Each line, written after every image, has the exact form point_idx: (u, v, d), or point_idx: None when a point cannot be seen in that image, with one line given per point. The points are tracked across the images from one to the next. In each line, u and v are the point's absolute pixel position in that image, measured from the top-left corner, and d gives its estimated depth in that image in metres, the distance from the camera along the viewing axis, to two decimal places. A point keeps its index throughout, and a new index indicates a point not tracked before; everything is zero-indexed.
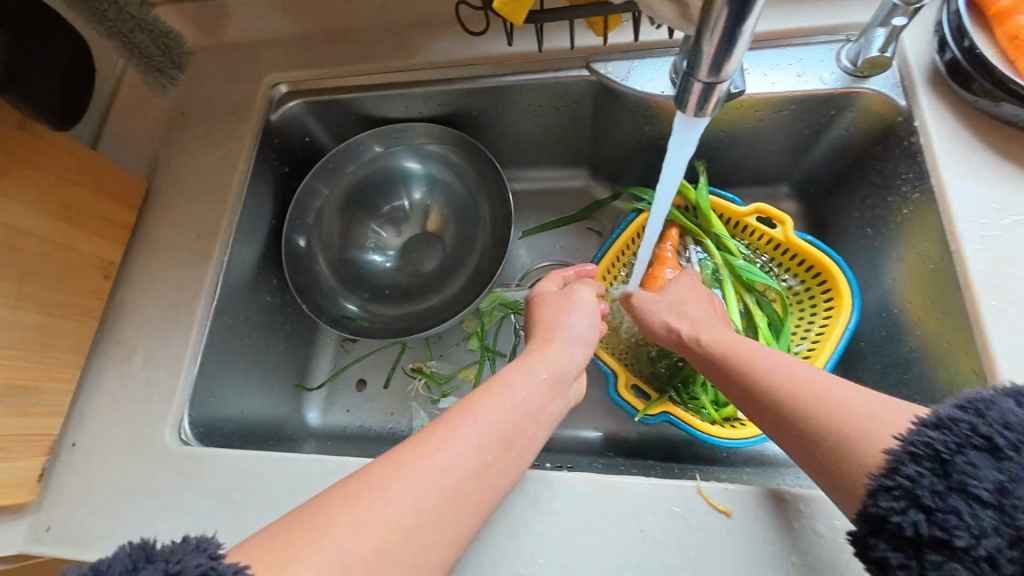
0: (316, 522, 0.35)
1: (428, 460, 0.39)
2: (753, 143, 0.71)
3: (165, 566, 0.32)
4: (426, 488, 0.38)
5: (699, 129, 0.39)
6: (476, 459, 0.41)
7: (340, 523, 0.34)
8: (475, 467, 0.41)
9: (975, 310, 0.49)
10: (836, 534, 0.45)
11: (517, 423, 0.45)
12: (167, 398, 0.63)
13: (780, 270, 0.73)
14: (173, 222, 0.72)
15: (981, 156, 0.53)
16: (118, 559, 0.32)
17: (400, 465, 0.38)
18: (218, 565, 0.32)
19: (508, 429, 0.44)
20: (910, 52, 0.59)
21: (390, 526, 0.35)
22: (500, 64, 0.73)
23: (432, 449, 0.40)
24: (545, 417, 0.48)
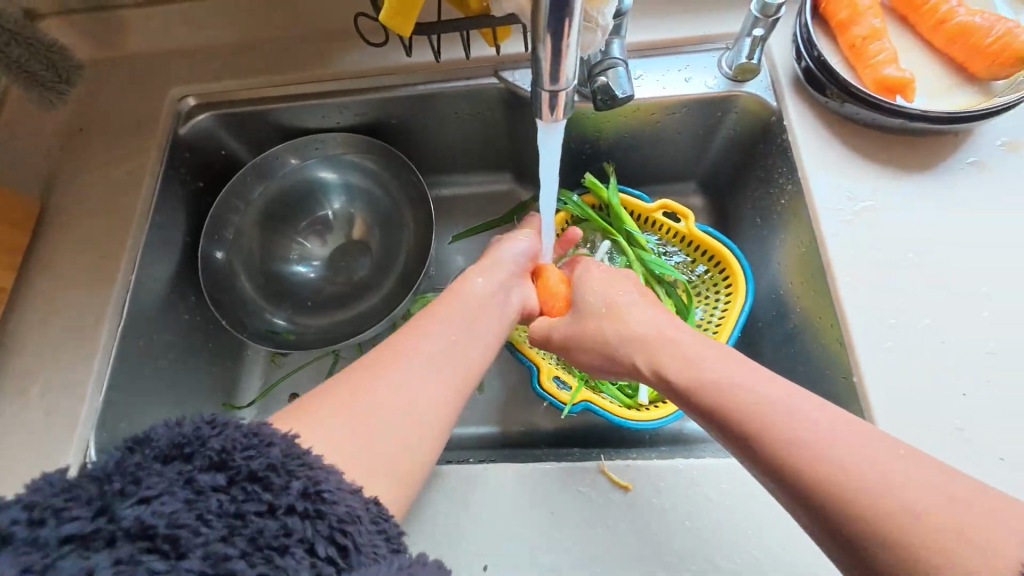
0: (314, 403, 0.41)
1: (394, 357, 0.47)
2: (655, 143, 0.76)
3: (202, 416, 0.36)
4: (398, 374, 0.46)
5: (559, 133, 0.45)
6: (441, 345, 0.50)
7: (335, 405, 0.42)
8: (438, 350, 0.49)
9: (834, 287, 0.55)
10: (724, 497, 0.49)
11: (474, 321, 0.55)
12: (70, 426, 0.60)
13: (687, 261, 0.78)
14: (72, 243, 0.68)
15: (837, 149, 0.60)
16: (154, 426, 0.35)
17: (375, 360, 0.46)
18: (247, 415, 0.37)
19: (467, 325, 0.54)
20: (776, 59, 0.66)
21: (379, 406, 0.43)
22: (411, 74, 0.75)
23: (397, 350, 0.48)
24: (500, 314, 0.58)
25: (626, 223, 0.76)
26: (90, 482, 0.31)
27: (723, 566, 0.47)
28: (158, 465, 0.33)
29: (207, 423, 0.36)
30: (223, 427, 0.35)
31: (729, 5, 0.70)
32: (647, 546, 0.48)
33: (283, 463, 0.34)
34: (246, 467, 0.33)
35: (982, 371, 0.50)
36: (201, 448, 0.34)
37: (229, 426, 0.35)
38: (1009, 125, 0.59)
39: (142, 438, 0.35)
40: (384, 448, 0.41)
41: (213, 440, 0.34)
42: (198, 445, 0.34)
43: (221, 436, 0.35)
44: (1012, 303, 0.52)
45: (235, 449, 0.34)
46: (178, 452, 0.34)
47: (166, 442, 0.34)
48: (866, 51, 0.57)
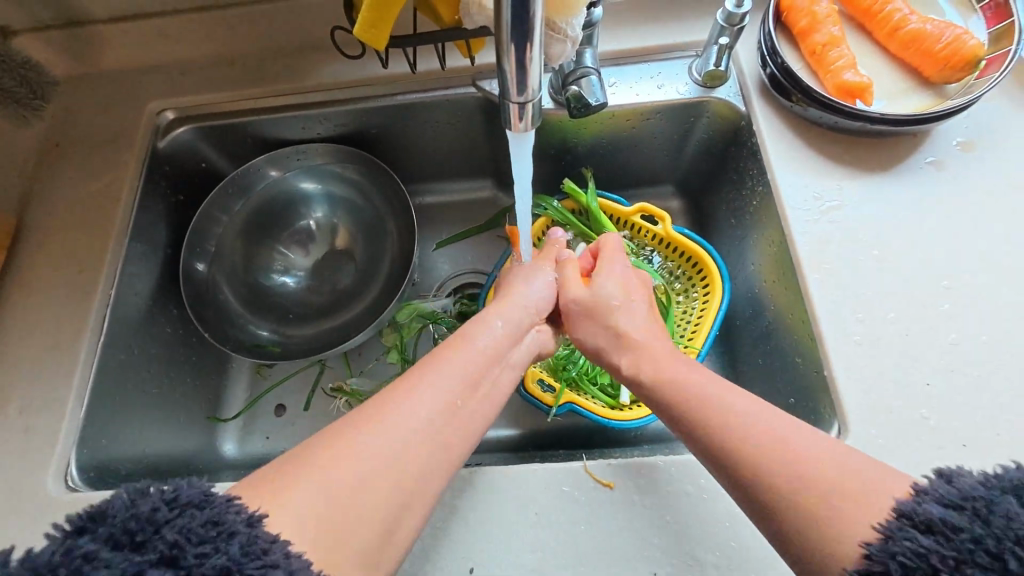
0: (297, 472, 0.40)
1: (383, 418, 0.43)
2: (632, 148, 0.78)
3: (161, 496, 0.35)
4: (385, 444, 0.42)
5: (530, 141, 0.46)
6: (436, 409, 0.45)
7: (310, 474, 0.39)
8: (434, 416, 0.45)
9: (804, 284, 0.57)
10: (703, 491, 0.50)
11: (472, 377, 0.49)
12: (49, 444, 0.59)
13: (666, 263, 0.79)
14: (50, 259, 0.68)
15: (803, 152, 0.63)
16: (108, 506, 0.34)
17: (368, 421, 0.43)
18: (211, 494, 0.36)
19: (464, 382, 0.48)
20: (743, 65, 0.68)
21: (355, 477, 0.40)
22: (390, 84, 0.76)
23: (387, 409, 0.44)
24: (503, 364, 0.53)
25: (605, 226, 0.78)
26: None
27: (705, 558, 0.48)
28: (106, 555, 0.32)
29: (165, 505, 0.35)
30: (183, 513, 0.34)
31: (697, 14, 0.72)
32: (630, 542, 0.49)
33: (240, 562, 0.33)
34: (201, 564, 0.32)
35: (945, 360, 0.52)
36: (154, 537, 0.33)
37: (189, 511, 0.35)
38: (964, 125, 0.62)
39: (95, 516, 0.34)
40: (349, 526, 0.38)
41: (168, 528, 0.34)
42: (152, 532, 0.33)
43: (178, 525, 0.34)
44: (971, 295, 0.55)
45: (194, 540, 0.33)
46: (129, 540, 0.33)
47: (117, 526, 0.33)
48: (826, 57, 0.60)
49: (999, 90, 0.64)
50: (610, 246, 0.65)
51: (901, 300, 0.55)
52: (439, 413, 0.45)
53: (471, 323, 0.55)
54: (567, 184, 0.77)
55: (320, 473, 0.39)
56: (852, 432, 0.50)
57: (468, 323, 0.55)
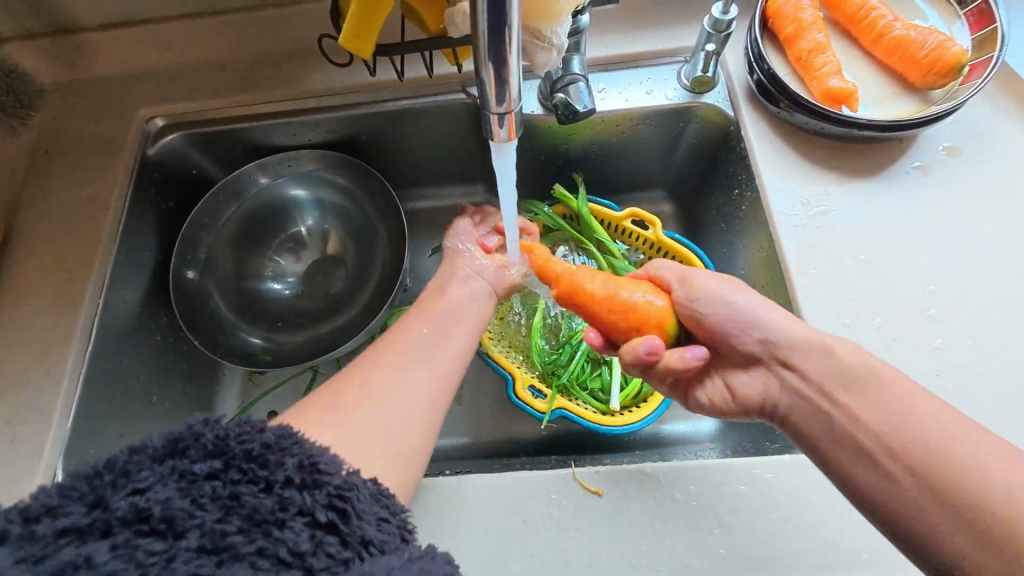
0: (318, 406, 0.46)
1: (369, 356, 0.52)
2: (622, 153, 0.78)
3: (191, 415, 0.37)
4: (385, 366, 0.50)
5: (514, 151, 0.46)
6: (419, 339, 0.54)
7: (324, 403, 0.46)
8: (417, 341, 0.54)
9: (792, 289, 0.57)
10: (691, 499, 0.50)
11: (446, 317, 0.59)
12: (36, 453, 0.59)
13: None
14: (37, 267, 0.68)
15: (790, 157, 0.63)
16: (146, 429, 0.36)
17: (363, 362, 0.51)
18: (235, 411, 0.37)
19: (438, 320, 0.58)
20: (731, 71, 0.68)
21: (365, 395, 0.47)
22: (380, 91, 0.76)
23: (375, 351, 0.53)
24: (475, 302, 0.63)
25: (595, 231, 0.78)
26: (83, 485, 0.32)
27: (692, 566, 0.48)
28: (154, 463, 0.34)
29: (198, 418, 0.36)
30: (214, 422, 0.36)
31: (685, 20, 0.72)
32: (617, 551, 0.49)
33: (277, 442, 0.36)
34: (240, 457, 0.34)
35: (932, 366, 0.52)
36: (192, 444, 0.35)
37: (218, 421, 0.36)
38: (949, 130, 0.62)
39: (135, 439, 0.35)
40: (376, 432, 0.45)
41: (204, 434, 0.35)
42: (190, 441, 0.35)
43: (212, 430, 0.35)
44: (957, 299, 0.55)
45: (234, 439, 0.35)
46: (173, 449, 0.34)
47: (161, 441, 0.35)
48: (811, 63, 0.60)
49: (983, 96, 0.64)
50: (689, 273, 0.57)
51: (889, 305, 0.55)
52: (420, 339, 0.54)
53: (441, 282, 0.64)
54: (557, 189, 0.77)
55: (331, 400, 0.46)
56: None
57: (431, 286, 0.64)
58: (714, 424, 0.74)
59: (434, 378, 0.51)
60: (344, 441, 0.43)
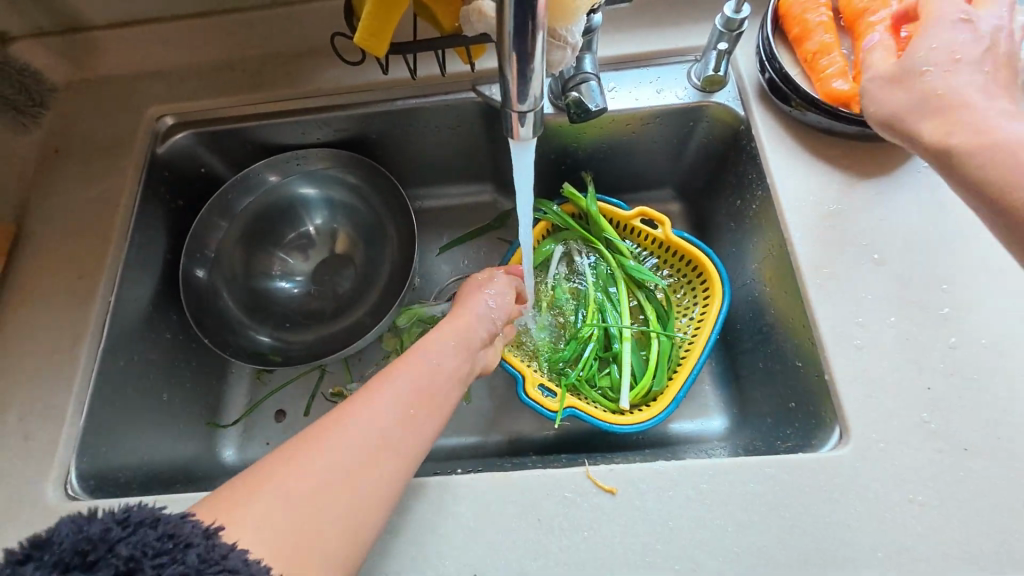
0: (244, 488, 0.38)
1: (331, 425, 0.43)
2: (631, 152, 0.78)
3: (112, 516, 0.34)
4: (357, 427, 0.43)
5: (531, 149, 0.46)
6: (394, 417, 0.46)
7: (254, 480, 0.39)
8: (390, 424, 0.45)
9: (804, 288, 0.57)
10: (706, 496, 0.50)
11: (427, 388, 0.49)
12: (49, 450, 0.59)
13: (665, 267, 0.80)
14: (49, 266, 0.68)
15: (801, 156, 0.63)
16: (55, 526, 0.33)
17: (322, 433, 0.43)
18: (164, 512, 0.35)
19: (418, 392, 0.48)
20: (741, 70, 0.68)
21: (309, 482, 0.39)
22: (390, 90, 0.76)
23: (337, 416, 0.44)
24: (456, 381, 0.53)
25: (605, 230, 0.78)
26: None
27: (707, 563, 0.48)
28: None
29: (117, 524, 0.33)
30: (137, 530, 0.33)
31: (695, 19, 0.72)
32: (632, 548, 0.49)
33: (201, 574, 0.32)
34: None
35: (946, 363, 0.53)
36: (106, 556, 0.32)
37: (143, 529, 0.33)
38: None
39: (41, 540, 0.32)
40: (312, 540, 0.38)
41: (122, 546, 0.32)
42: (104, 552, 0.32)
43: (133, 541, 0.33)
44: (970, 296, 0.55)
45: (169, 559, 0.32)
46: (81, 560, 0.31)
47: (68, 547, 0.32)
48: (817, 65, 0.60)
49: None
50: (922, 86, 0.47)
51: (902, 302, 0.55)
52: (394, 419, 0.46)
53: (425, 340, 0.55)
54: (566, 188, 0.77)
55: (292, 463, 0.40)
56: (851, 435, 0.51)
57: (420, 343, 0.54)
58: (723, 422, 0.74)
59: (394, 477, 0.44)
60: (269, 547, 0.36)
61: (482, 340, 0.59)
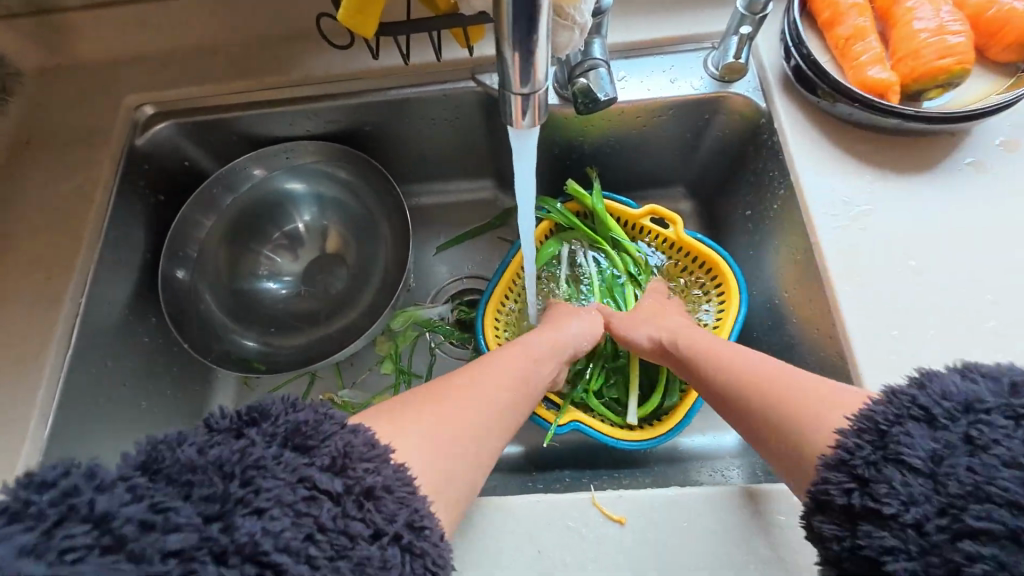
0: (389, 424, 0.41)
1: (484, 390, 0.49)
2: (641, 147, 0.73)
3: (316, 412, 0.38)
4: (478, 379, 0.50)
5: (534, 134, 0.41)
6: (502, 398, 0.49)
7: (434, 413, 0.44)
8: (500, 401, 0.49)
9: (832, 297, 0.52)
10: (725, 528, 0.46)
11: (527, 376, 0.54)
12: (9, 466, 0.54)
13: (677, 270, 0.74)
14: (16, 264, 0.63)
15: (829, 151, 0.58)
16: (268, 407, 0.38)
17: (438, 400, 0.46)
18: (352, 423, 0.39)
19: (519, 378, 0.53)
20: (763, 58, 0.63)
21: (430, 431, 0.42)
22: (384, 78, 0.71)
23: (478, 378, 0.49)
24: (545, 375, 0.57)
25: (611, 229, 0.73)
26: (214, 465, 0.33)
27: None
28: (275, 453, 0.35)
29: (320, 423, 0.37)
30: (338, 432, 0.37)
31: (712, 3, 0.67)
32: None
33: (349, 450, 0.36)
34: (363, 480, 0.35)
35: None
36: (320, 445, 0.36)
37: (342, 432, 0.37)
38: (1007, 123, 0.57)
39: (256, 416, 0.37)
40: (453, 468, 0.42)
41: (331, 442, 0.36)
42: (318, 442, 0.36)
43: (339, 440, 0.36)
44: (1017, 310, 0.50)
45: (337, 462, 0.35)
46: (298, 444, 0.36)
47: (282, 428, 0.36)
48: (850, 51, 0.55)
49: None
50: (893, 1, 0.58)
51: (942, 316, 0.50)
52: (503, 401, 0.49)
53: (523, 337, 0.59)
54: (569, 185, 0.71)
55: (429, 398, 0.45)
56: None
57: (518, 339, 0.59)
58: (735, 439, 0.69)
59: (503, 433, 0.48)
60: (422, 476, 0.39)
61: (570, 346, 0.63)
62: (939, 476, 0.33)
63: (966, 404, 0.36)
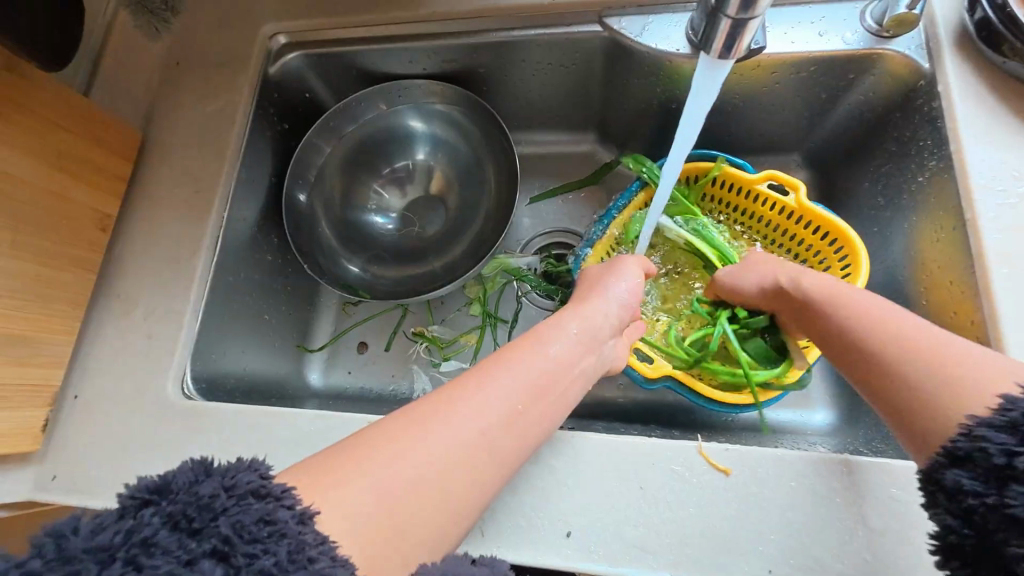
0: (357, 449, 0.40)
1: (485, 401, 0.44)
2: (767, 107, 0.68)
3: (222, 481, 0.34)
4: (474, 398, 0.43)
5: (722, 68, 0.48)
6: (505, 408, 0.44)
7: (410, 439, 0.40)
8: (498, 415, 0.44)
9: (984, 276, 0.49)
10: (834, 495, 0.45)
11: (542, 377, 0.47)
12: (169, 352, 0.62)
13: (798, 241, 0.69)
14: (169, 176, 0.70)
15: (1003, 122, 0.52)
16: (178, 471, 0.34)
17: (431, 409, 0.42)
18: (268, 485, 0.35)
19: (532, 383, 0.47)
20: (936, 12, 0.57)
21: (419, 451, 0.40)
22: (510, 16, 0.70)
23: (478, 385, 0.44)
24: (577, 381, 0.50)
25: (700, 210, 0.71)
26: (94, 552, 0.29)
27: (825, 562, 0.44)
28: (164, 534, 0.31)
29: (224, 492, 0.33)
30: (240, 503, 0.33)
31: None
32: (742, 535, 0.45)
33: (287, 563, 0.31)
34: (248, 568, 0.31)
35: None
36: (211, 525, 0.32)
37: (246, 501, 0.33)
38: None
39: (163, 484, 0.33)
40: (401, 517, 0.37)
41: (223, 519, 0.32)
42: (210, 520, 0.32)
43: (234, 516, 0.32)
44: None
45: (241, 539, 0.32)
46: (188, 525, 0.32)
47: (217, 498, 0.33)
48: None
49: None
50: None
51: None
52: (505, 416, 0.44)
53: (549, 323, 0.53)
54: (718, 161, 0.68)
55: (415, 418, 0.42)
56: None
57: (547, 324, 0.52)
58: (825, 419, 0.68)
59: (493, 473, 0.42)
60: (367, 521, 0.36)
61: (611, 331, 0.56)
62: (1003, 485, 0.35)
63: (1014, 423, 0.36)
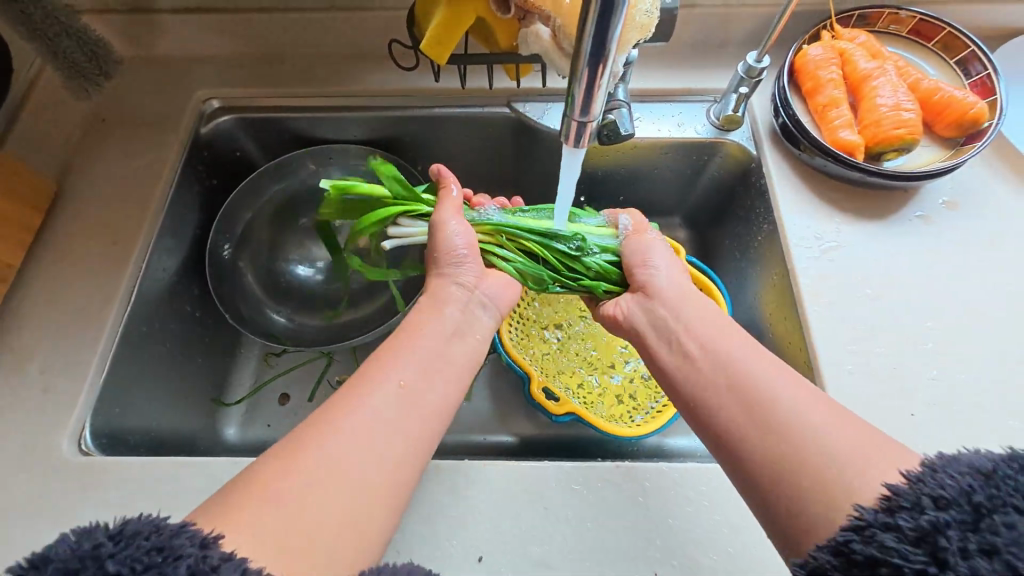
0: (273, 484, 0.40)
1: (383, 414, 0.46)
2: (647, 179, 0.83)
3: (105, 532, 0.34)
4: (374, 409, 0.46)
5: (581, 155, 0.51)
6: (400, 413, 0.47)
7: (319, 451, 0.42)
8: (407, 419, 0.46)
9: (804, 315, 0.62)
10: (707, 501, 0.53)
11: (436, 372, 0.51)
12: (68, 407, 0.60)
13: None
14: (84, 228, 0.70)
15: (806, 197, 0.70)
16: (57, 543, 0.33)
17: (317, 429, 0.43)
18: (155, 523, 0.35)
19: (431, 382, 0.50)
20: (756, 114, 0.75)
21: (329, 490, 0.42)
22: (430, 97, 0.80)
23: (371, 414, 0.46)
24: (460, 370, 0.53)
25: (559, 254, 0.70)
26: None
27: (702, 561, 0.51)
28: None
29: (109, 540, 0.34)
30: (128, 543, 0.33)
31: (719, 64, 0.79)
32: (634, 543, 0.51)
33: None
34: None
35: (928, 395, 0.58)
36: (99, 570, 0.32)
37: (134, 541, 0.34)
38: (949, 186, 0.69)
39: (40, 560, 0.32)
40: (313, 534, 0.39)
41: (113, 560, 0.33)
42: (96, 566, 0.32)
43: (123, 555, 0.33)
44: (952, 340, 0.60)
45: (134, 570, 0.32)
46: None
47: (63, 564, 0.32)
48: (827, 115, 0.67)
49: (979, 160, 0.71)
50: (870, 46, 0.69)
51: (891, 338, 0.61)
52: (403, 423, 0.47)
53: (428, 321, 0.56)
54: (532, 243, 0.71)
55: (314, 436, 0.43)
56: None
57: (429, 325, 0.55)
58: None
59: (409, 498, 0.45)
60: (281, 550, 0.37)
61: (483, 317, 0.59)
62: (930, 540, 0.32)
63: (981, 470, 0.34)
